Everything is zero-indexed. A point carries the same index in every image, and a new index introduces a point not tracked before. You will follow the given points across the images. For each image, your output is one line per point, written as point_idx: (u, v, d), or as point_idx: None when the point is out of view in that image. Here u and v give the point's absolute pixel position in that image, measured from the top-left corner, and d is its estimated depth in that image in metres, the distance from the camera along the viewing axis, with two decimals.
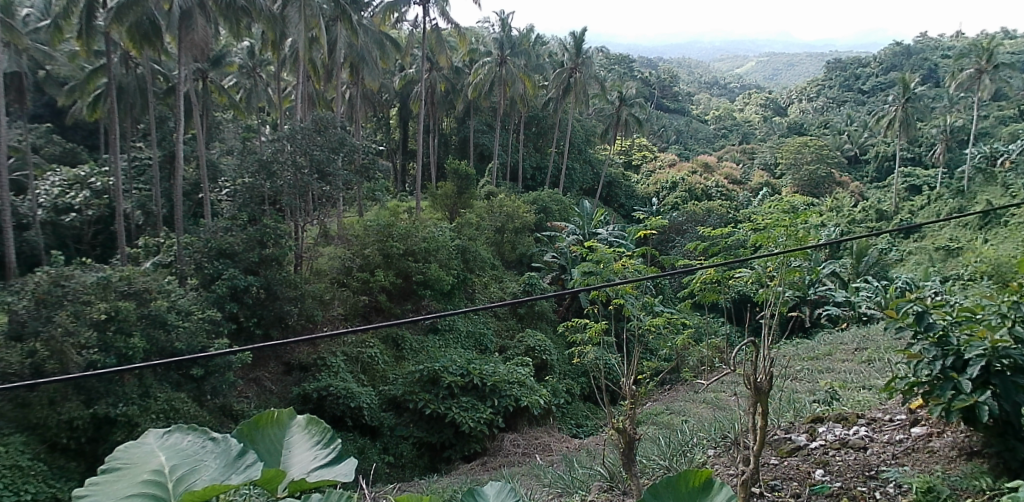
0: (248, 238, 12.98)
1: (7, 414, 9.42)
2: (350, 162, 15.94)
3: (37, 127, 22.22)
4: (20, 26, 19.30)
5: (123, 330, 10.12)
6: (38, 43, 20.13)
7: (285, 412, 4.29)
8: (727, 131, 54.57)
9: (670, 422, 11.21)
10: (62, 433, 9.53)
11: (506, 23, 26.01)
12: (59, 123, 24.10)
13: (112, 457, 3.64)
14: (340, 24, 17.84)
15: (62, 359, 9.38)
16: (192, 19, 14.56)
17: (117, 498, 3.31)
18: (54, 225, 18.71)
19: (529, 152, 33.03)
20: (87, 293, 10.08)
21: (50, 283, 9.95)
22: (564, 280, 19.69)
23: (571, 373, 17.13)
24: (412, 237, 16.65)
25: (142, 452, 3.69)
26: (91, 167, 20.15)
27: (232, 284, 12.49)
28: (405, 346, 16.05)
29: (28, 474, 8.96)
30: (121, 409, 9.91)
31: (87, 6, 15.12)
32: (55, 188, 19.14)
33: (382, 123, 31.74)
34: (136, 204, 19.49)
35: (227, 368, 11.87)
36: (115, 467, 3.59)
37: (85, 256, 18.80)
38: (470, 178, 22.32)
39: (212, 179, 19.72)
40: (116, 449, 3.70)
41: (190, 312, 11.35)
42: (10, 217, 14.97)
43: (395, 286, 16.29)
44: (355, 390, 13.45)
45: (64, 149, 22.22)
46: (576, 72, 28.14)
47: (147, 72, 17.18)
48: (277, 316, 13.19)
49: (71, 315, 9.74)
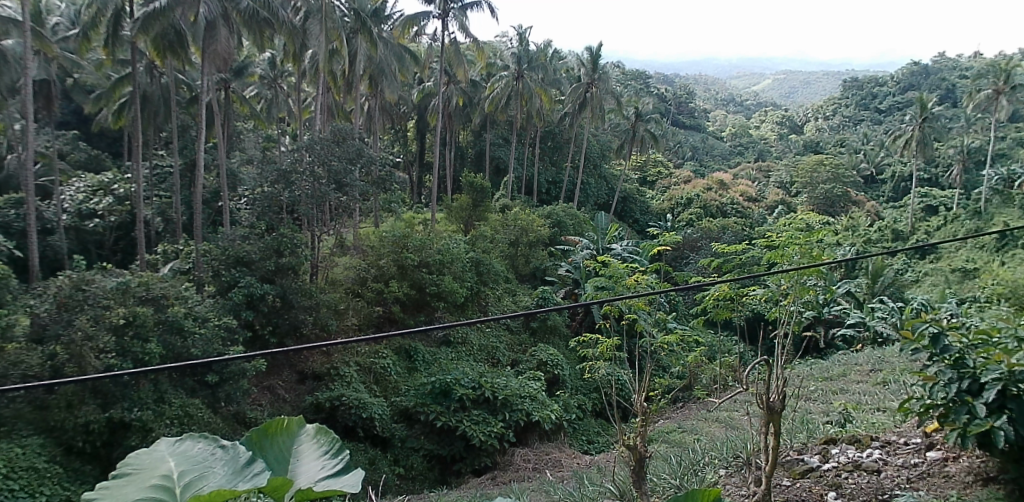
0: (265, 246, 13.08)
1: (26, 415, 9.46)
2: (367, 174, 16.04)
3: (65, 133, 22.57)
4: (50, 35, 19.71)
5: (140, 336, 10.22)
6: (67, 51, 20.43)
7: (295, 420, 4.34)
8: (742, 149, 54.43)
9: (683, 441, 11.02)
10: (78, 436, 9.59)
11: (525, 38, 26.10)
12: (85, 130, 24.49)
13: (122, 463, 3.66)
14: (360, 36, 18.00)
15: (81, 363, 9.45)
16: (216, 30, 14.73)
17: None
18: (77, 231, 18.84)
19: (545, 167, 33.17)
20: (107, 297, 10.17)
21: (72, 287, 10.08)
22: (577, 295, 19.58)
23: (582, 388, 17.06)
24: (427, 249, 16.71)
25: (151, 458, 3.70)
26: (115, 174, 20.47)
27: (249, 292, 12.56)
28: (417, 357, 16.01)
29: (43, 476, 9.01)
30: (136, 414, 9.98)
31: (114, 16, 15.39)
32: (79, 194, 19.44)
33: (399, 135, 31.96)
34: (157, 211, 19.74)
35: (241, 375, 11.90)
36: (125, 472, 3.61)
37: (106, 261, 19.06)
38: (486, 191, 22.35)
39: (231, 187, 19.92)
40: (129, 455, 3.73)
41: (206, 318, 11.42)
42: (35, 221, 14.92)
43: (409, 298, 16.30)
44: (367, 401, 13.42)
45: (88, 156, 22.54)
46: (593, 87, 28.20)
47: (171, 81, 17.44)
48: (292, 324, 13.23)
49: (91, 319, 9.84)
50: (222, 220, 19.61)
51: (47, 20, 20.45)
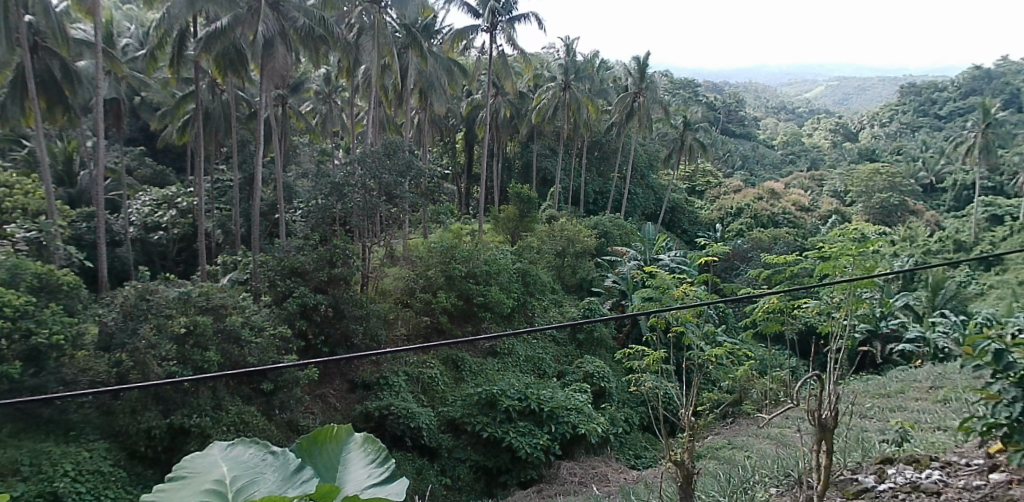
0: (318, 257, 13.40)
1: (93, 421, 9.98)
2: (416, 185, 16.28)
3: (133, 150, 23.66)
4: (121, 57, 20.75)
5: (200, 344, 10.58)
6: (135, 71, 21.46)
7: (344, 428, 4.41)
8: (794, 157, 53.20)
9: (732, 458, 10.80)
10: (140, 441, 9.96)
11: (572, 49, 26.11)
12: (152, 146, 25.65)
13: (179, 466, 3.89)
14: (411, 50, 18.33)
15: (145, 370, 9.85)
16: (274, 48, 15.10)
17: None
18: (143, 243, 19.70)
19: (592, 177, 33.09)
20: (170, 307, 10.59)
21: (137, 296, 10.53)
22: (624, 306, 19.41)
23: (630, 401, 16.87)
24: (474, 260, 16.84)
25: (205, 462, 3.92)
26: (178, 188, 21.05)
27: (302, 302, 12.87)
28: (464, 367, 16.11)
29: (108, 480, 9.38)
30: (195, 420, 10.27)
31: (180, 36, 16.11)
32: (145, 208, 20.05)
33: (448, 147, 32.41)
34: (217, 223, 20.48)
35: (295, 384, 12.18)
36: (181, 475, 3.83)
37: (170, 273, 19.89)
38: (533, 201, 22.43)
39: (288, 199, 20.53)
40: (187, 457, 3.98)
41: (262, 327, 11.71)
42: (105, 234, 15.65)
43: (456, 308, 16.41)
44: (415, 411, 13.56)
45: (154, 171, 23.53)
46: (640, 96, 28.01)
47: (232, 98, 18.07)
48: (344, 334, 13.48)
49: (154, 328, 10.25)
50: (278, 232, 20.21)
51: (119, 42, 21.56)
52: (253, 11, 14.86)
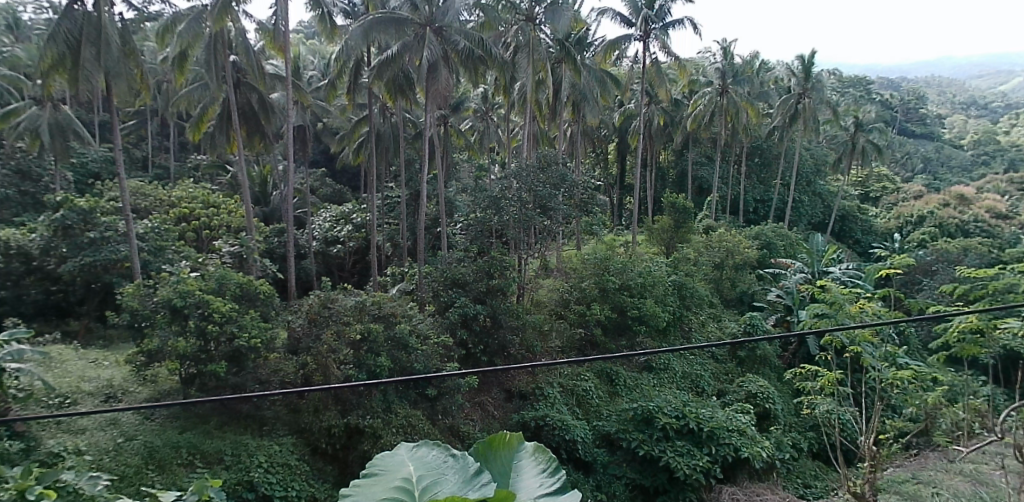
0: (478, 269, 13.88)
1: (283, 418, 10.96)
2: (571, 197, 16.37)
3: (316, 172, 26.15)
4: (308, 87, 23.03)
5: (373, 350, 11.29)
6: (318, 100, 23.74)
7: (517, 437, 4.96)
8: (991, 157, 47.02)
9: (917, 494, 9.60)
10: (322, 438, 10.81)
11: (729, 51, 25.02)
12: (331, 167, 28.15)
13: (374, 462, 4.53)
14: (565, 64, 18.60)
15: (326, 372, 10.80)
16: (438, 70, 15.86)
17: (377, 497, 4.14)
18: (324, 255, 21.58)
19: (752, 185, 31.39)
20: (348, 314, 11.44)
21: (320, 305, 11.49)
22: (791, 323, 18.03)
23: (798, 425, 15.57)
24: (628, 272, 16.57)
25: (395, 460, 4.54)
26: (353, 205, 22.92)
27: (463, 312, 13.32)
28: (619, 382, 15.82)
29: (295, 472, 10.14)
30: (368, 421, 10.99)
31: (356, 66, 17.56)
32: (326, 223, 22.07)
33: (601, 158, 32.41)
34: (387, 237, 21.96)
35: (457, 391, 12.57)
36: (376, 470, 4.46)
37: (347, 282, 21.61)
38: (689, 211, 21.68)
39: (449, 214, 21.55)
40: (379, 455, 4.62)
41: (427, 335, 12.24)
42: (294, 247, 17.31)
43: (611, 321, 16.13)
44: (570, 423, 13.48)
45: (334, 189, 25.73)
46: (805, 97, 26.19)
47: (401, 120, 19.24)
48: (501, 344, 13.79)
49: (334, 334, 11.14)
50: (440, 244, 21.23)
51: (306, 74, 23.99)
52: (420, 37, 15.69)
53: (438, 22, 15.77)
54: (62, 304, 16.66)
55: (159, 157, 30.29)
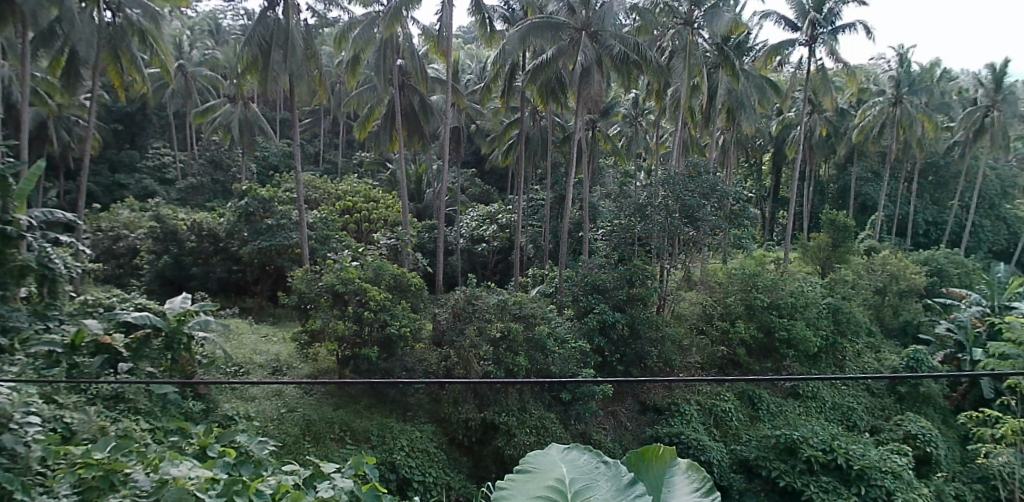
0: (619, 276, 13.78)
1: (426, 406, 11.59)
2: (721, 208, 15.77)
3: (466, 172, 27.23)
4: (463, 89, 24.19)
5: (512, 349, 11.47)
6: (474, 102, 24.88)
7: (670, 451, 4.94)
8: None
9: None
10: (460, 429, 11.14)
11: (907, 58, 22.83)
12: (481, 168, 29.19)
13: (525, 461, 4.56)
14: (723, 70, 18.05)
15: (467, 367, 11.26)
16: (591, 75, 16.00)
17: (531, 494, 4.15)
18: (469, 253, 22.36)
19: (925, 204, 28.53)
20: (490, 312, 11.66)
21: (465, 301, 11.85)
22: (963, 362, 15.76)
23: (966, 476, 13.86)
24: (778, 291, 15.64)
25: (548, 461, 4.54)
26: (500, 205, 23.37)
27: (602, 318, 13.23)
28: (761, 406, 14.94)
29: (432, 459, 10.48)
30: (504, 418, 11.16)
31: (510, 69, 17.94)
32: (473, 222, 22.86)
33: (753, 169, 31.01)
34: (530, 239, 22.37)
35: (591, 397, 12.46)
36: (527, 469, 4.50)
37: (489, 280, 22.24)
38: (851, 230, 20.13)
39: (592, 220, 21.51)
40: (530, 454, 4.64)
41: (565, 340, 12.26)
42: (442, 243, 17.83)
43: (755, 341, 15.32)
44: (706, 444, 12.94)
45: (482, 190, 26.66)
46: (996, 110, 23.39)
47: (551, 124, 19.45)
48: (638, 355, 13.54)
49: (476, 329, 11.46)
50: (581, 249, 21.25)
51: (465, 78, 25.27)
52: (574, 42, 15.98)
53: (595, 26, 15.87)
54: (239, 283, 18.60)
55: (328, 153, 32.93)
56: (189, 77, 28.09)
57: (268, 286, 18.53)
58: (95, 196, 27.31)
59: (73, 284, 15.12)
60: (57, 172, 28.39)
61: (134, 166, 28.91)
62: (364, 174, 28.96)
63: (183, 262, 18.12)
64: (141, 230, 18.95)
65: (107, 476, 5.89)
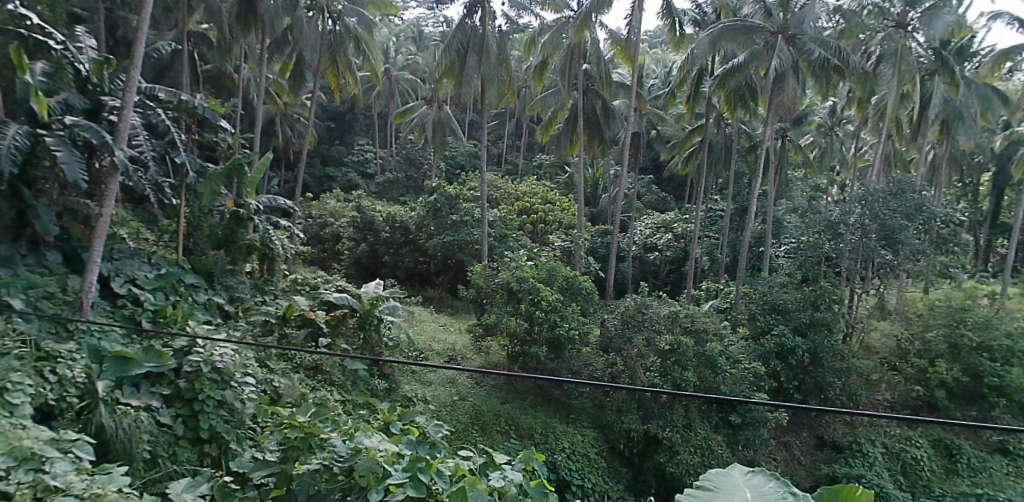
0: (803, 297, 12.95)
1: (589, 410, 11.70)
2: (927, 231, 14.36)
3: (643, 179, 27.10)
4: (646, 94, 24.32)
5: (680, 363, 11.15)
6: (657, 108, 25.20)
7: (869, 494, 4.46)
8: None
9: None
10: (621, 439, 11.08)
11: None
12: (660, 176, 29.44)
13: (705, 478, 4.37)
14: (939, 77, 16.30)
15: (632, 375, 11.19)
16: (785, 81, 15.22)
17: None
18: (642, 261, 22.11)
19: None
20: (660, 323, 11.54)
21: (635, 309, 11.92)
22: None
23: None
24: (995, 330, 13.65)
25: (729, 482, 4.33)
26: (676, 214, 23.15)
27: (781, 341, 12.44)
28: (959, 458, 13.11)
29: (592, 465, 10.43)
30: (667, 434, 10.80)
31: (697, 75, 17.73)
32: (647, 229, 22.59)
33: (970, 190, 27.51)
34: (705, 251, 21.64)
35: (762, 423, 11.71)
36: (708, 486, 4.31)
37: (659, 290, 21.81)
38: None
39: (775, 235, 20.28)
40: (710, 472, 4.44)
41: (738, 360, 11.61)
42: (616, 248, 17.87)
43: (959, 386, 13.52)
44: (890, 492, 11.78)
45: (658, 197, 26.40)
46: None
47: (737, 132, 19.22)
48: (819, 385, 12.57)
49: (645, 340, 11.41)
50: (760, 265, 20.12)
51: (648, 84, 26.08)
52: (770, 46, 15.22)
53: (792, 29, 15.01)
54: (424, 272, 20.25)
55: (510, 155, 34.48)
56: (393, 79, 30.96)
57: (449, 277, 19.98)
58: (308, 186, 30.89)
59: (289, 263, 17.30)
60: (280, 163, 32.58)
61: (340, 160, 32.16)
62: (542, 176, 29.79)
63: (377, 251, 20.16)
64: (344, 218, 20.88)
65: (306, 439, 6.50)
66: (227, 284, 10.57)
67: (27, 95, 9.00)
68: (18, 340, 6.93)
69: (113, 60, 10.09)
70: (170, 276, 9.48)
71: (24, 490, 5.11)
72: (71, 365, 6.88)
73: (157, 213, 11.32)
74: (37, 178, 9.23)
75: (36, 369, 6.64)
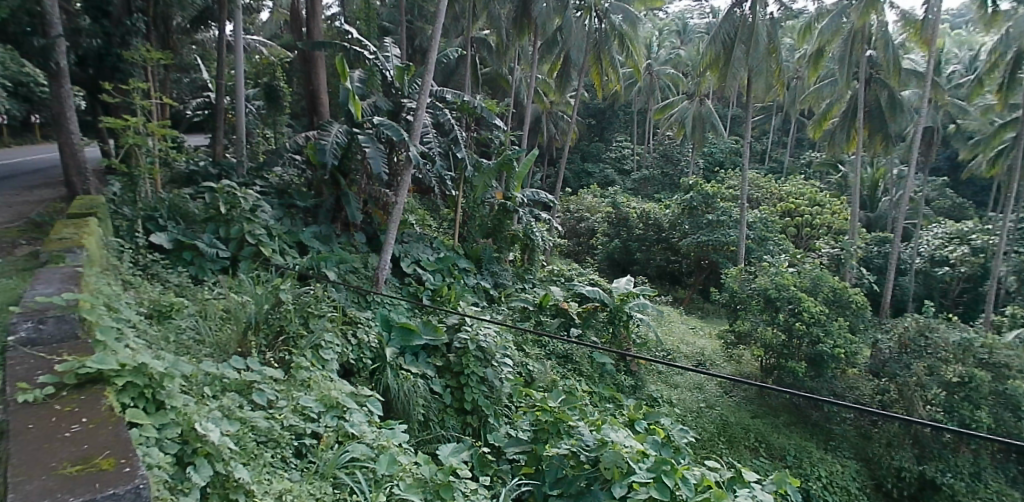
0: None
1: (852, 439, 10.49)
2: None
3: (936, 183, 23.91)
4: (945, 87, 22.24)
5: (971, 400, 9.58)
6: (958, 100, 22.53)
7: None
8: None
9: None
10: (889, 477, 9.84)
11: None
12: (956, 179, 26.06)
13: None
14: None
15: (910, 406, 10.02)
16: None
17: None
18: (926, 275, 19.22)
19: None
20: (947, 351, 10.10)
21: (916, 330, 10.59)
22: None
23: None
24: None
25: None
26: (977, 224, 19.83)
27: None
28: None
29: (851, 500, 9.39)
30: (949, 480, 9.40)
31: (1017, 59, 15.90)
32: (936, 240, 19.72)
33: None
34: (1014, 269, 18.05)
35: None
36: None
37: (948, 312, 18.71)
38: None
39: None
40: None
41: None
42: (895, 259, 16.05)
43: None
44: None
45: (953, 203, 23.16)
46: None
47: None
48: None
49: (927, 368, 10.11)
50: None
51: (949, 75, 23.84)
52: None
53: None
54: (675, 272, 20.90)
55: (774, 153, 32.89)
56: (654, 76, 31.74)
57: (701, 279, 20.44)
58: (567, 181, 33.47)
59: (548, 254, 18.98)
60: (543, 160, 35.49)
61: (599, 157, 34.20)
62: (810, 176, 28.37)
63: (630, 248, 21.33)
64: (599, 214, 22.75)
65: (556, 423, 6.75)
66: (492, 270, 12.24)
67: (347, 100, 10.63)
68: (330, 306, 8.44)
69: (413, 67, 11.32)
70: (447, 259, 11.38)
71: (330, 432, 6.07)
72: (368, 330, 8.47)
73: (439, 202, 12.90)
74: (350, 169, 10.86)
75: (342, 332, 8.17)
